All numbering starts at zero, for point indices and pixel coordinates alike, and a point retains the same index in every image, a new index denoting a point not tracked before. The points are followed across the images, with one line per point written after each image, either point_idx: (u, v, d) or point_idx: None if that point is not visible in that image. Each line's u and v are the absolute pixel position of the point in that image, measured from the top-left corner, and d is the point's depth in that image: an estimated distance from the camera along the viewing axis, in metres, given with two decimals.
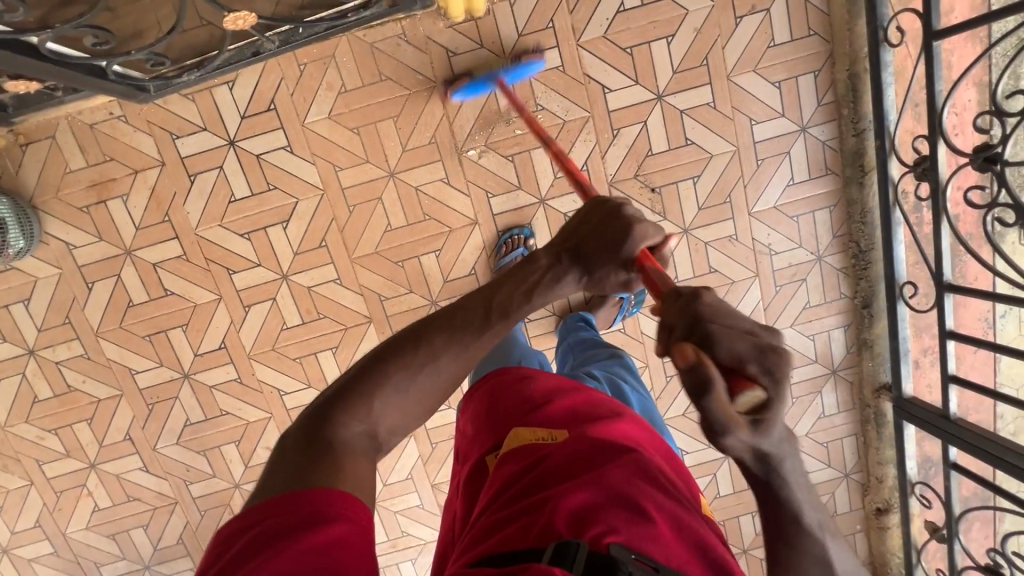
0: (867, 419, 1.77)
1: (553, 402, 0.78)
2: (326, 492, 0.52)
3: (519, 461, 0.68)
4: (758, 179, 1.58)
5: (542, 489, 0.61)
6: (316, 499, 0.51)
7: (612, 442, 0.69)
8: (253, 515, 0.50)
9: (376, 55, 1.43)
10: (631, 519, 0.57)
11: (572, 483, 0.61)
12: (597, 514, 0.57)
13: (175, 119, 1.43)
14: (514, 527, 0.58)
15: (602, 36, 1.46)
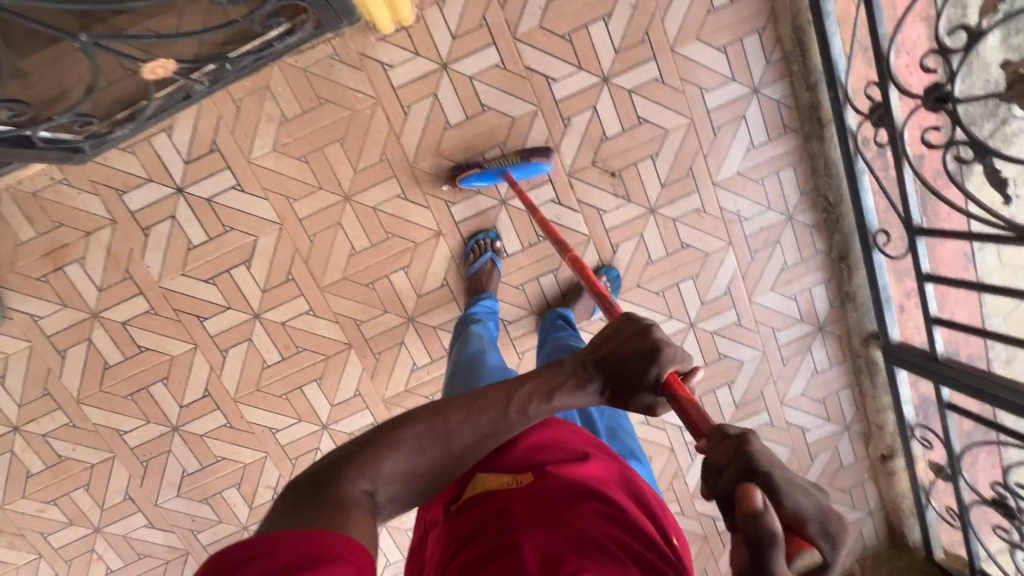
0: (859, 367, 1.77)
1: (516, 441, 0.80)
2: (330, 535, 0.53)
3: (486, 505, 0.70)
4: (717, 147, 1.56)
5: (510, 535, 0.64)
6: (314, 540, 0.51)
7: (577, 483, 0.72)
8: (251, 548, 0.49)
9: (311, 80, 1.40)
10: (596, 560, 0.60)
11: (539, 529, 0.64)
12: (563, 556, 0.60)
13: (118, 174, 1.40)
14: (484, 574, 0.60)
15: (537, 26, 1.43)
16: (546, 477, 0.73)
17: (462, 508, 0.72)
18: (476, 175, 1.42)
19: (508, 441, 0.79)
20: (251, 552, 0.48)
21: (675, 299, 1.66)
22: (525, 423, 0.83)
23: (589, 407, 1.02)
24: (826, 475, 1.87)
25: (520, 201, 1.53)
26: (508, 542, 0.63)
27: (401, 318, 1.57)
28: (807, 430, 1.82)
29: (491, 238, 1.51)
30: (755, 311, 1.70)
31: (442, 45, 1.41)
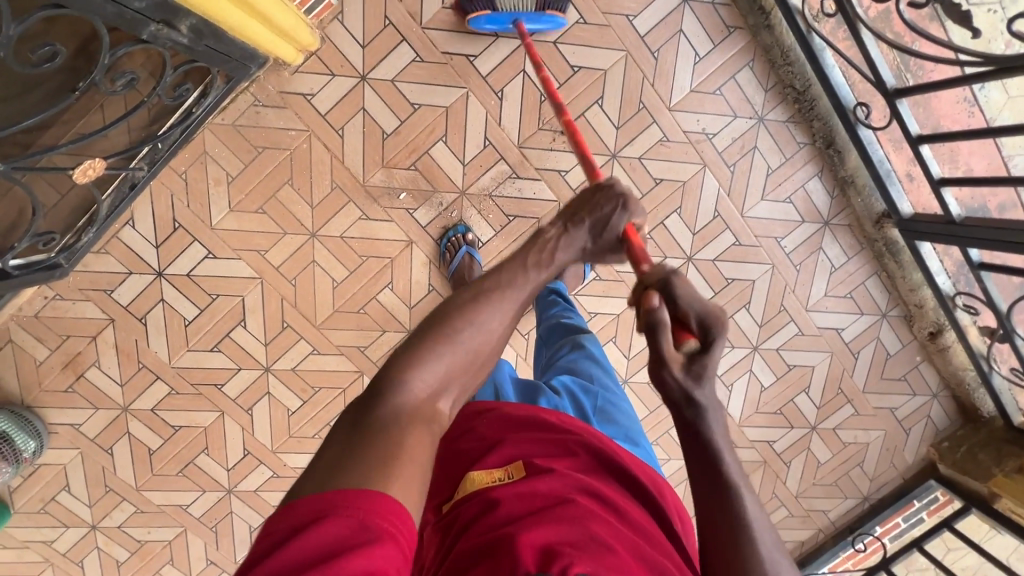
0: (881, 252, 1.64)
1: (503, 437, 0.80)
2: (359, 496, 0.48)
3: (477, 501, 0.69)
4: (662, 71, 1.47)
5: (504, 526, 0.63)
6: (358, 506, 0.47)
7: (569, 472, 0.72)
8: (299, 518, 0.46)
9: (244, 133, 1.41)
10: (591, 553, 0.59)
11: (533, 519, 0.64)
12: (562, 551, 0.59)
13: (102, 276, 1.46)
14: (477, 570, 0.58)
15: (442, 8, 1.39)
16: (538, 470, 0.73)
17: (453, 509, 0.71)
18: (488, 14, 1.30)
19: (500, 439, 0.80)
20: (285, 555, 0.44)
21: (665, 237, 1.59)
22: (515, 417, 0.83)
23: (578, 391, 1.00)
24: (875, 369, 1.78)
25: (478, 187, 1.50)
26: (500, 535, 0.61)
27: (400, 333, 1.58)
28: (841, 330, 1.73)
29: (461, 232, 1.49)
30: (752, 226, 1.61)
31: (355, 58, 1.39)
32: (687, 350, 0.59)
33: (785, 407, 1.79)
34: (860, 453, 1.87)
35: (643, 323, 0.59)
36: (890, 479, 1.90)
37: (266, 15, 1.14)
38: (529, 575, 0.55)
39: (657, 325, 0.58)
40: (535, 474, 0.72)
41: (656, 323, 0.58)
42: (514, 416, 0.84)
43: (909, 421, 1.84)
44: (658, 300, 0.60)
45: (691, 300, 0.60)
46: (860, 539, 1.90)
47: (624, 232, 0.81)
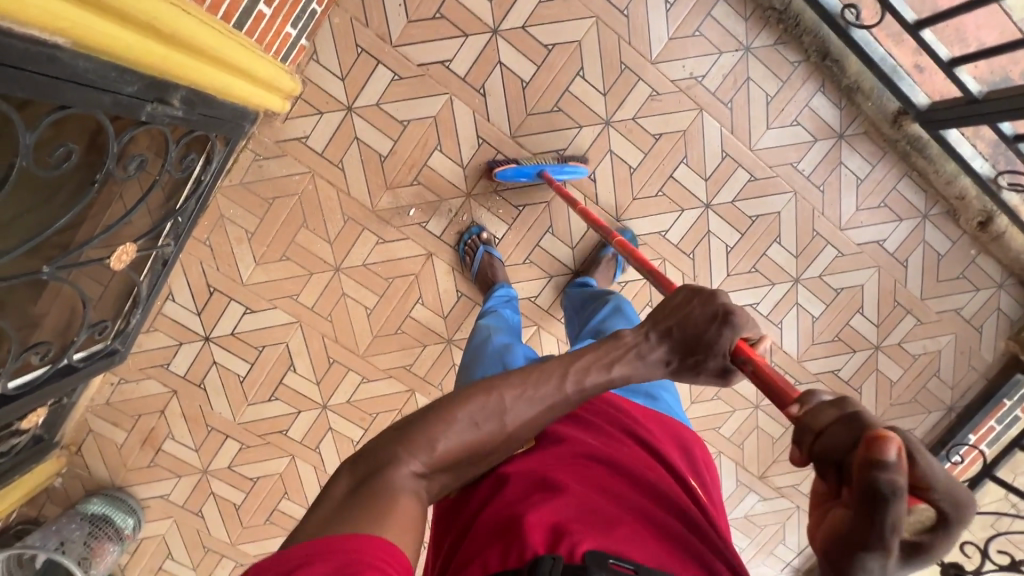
0: (906, 152, 1.57)
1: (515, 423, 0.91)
2: (361, 541, 0.57)
3: (492, 485, 0.79)
4: (636, 26, 1.45)
5: (516, 507, 0.73)
6: (353, 546, 0.55)
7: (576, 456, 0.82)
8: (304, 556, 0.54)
9: (253, 189, 1.46)
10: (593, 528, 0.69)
11: (539, 500, 0.73)
12: (567, 527, 0.68)
13: (157, 353, 1.55)
14: (493, 548, 0.68)
15: (407, 22, 1.40)
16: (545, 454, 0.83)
17: (471, 489, 0.81)
18: (513, 169, 1.42)
19: None
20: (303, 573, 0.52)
21: (678, 191, 1.57)
22: None
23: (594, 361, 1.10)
24: (929, 273, 1.70)
25: (482, 186, 1.52)
26: (512, 516, 0.71)
27: (441, 344, 1.61)
28: (883, 241, 1.66)
29: (476, 232, 1.51)
30: (764, 158, 1.56)
31: (337, 91, 1.42)
32: (915, 520, 0.45)
33: (842, 332, 1.73)
34: (933, 362, 1.79)
35: (863, 489, 0.43)
36: (972, 382, 1.81)
37: (252, 77, 1.21)
38: (539, 554, 0.64)
39: (890, 493, 0.42)
40: (544, 457, 0.82)
41: (890, 488, 0.42)
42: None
43: (978, 318, 1.75)
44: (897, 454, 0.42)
45: (931, 468, 0.44)
46: (955, 451, 1.79)
47: (736, 347, 0.76)
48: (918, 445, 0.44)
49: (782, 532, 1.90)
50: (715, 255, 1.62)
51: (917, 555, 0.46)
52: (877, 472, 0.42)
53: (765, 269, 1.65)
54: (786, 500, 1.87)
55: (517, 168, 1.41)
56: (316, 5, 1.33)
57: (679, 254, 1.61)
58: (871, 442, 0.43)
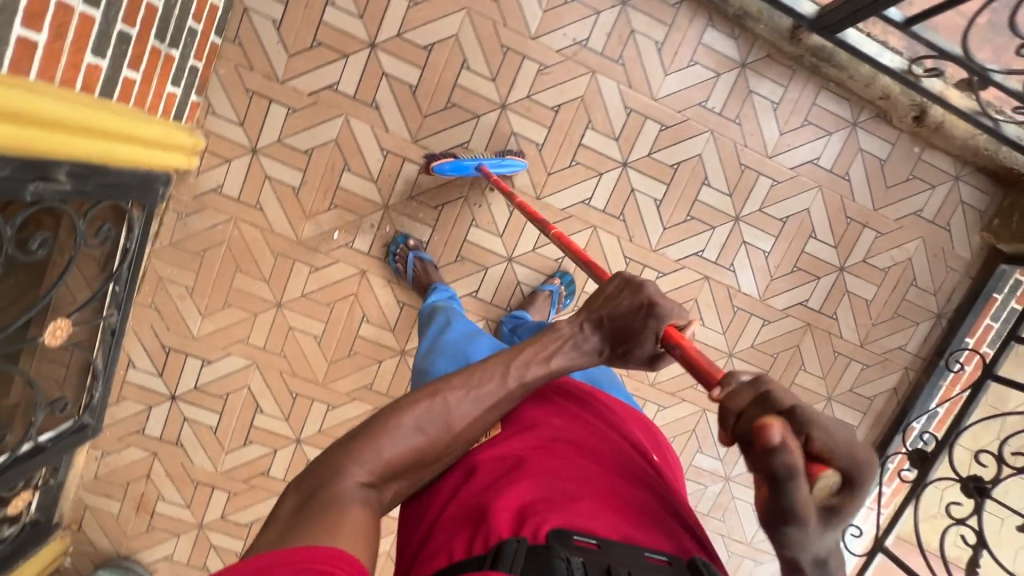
0: (815, 66, 1.53)
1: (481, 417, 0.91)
2: (313, 550, 0.53)
3: (452, 476, 0.78)
4: (508, 8, 1.46)
5: (478, 495, 0.72)
6: (303, 557, 0.52)
7: (540, 438, 0.82)
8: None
9: (184, 246, 1.53)
10: (555, 508, 0.69)
11: (504, 487, 0.72)
12: (533, 510, 0.68)
13: (131, 420, 1.61)
14: (458, 537, 0.67)
15: (289, 57, 1.45)
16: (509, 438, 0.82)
17: (436, 489, 0.80)
18: (449, 164, 1.40)
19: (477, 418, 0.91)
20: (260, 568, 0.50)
21: (591, 156, 1.55)
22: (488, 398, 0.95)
23: None
24: (875, 182, 1.63)
25: (397, 196, 1.54)
26: (474, 505, 0.70)
27: (396, 356, 1.63)
28: (817, 159, 1.60)
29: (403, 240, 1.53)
30: (670, 105, 1.54)
31: (239, 137, 1.48)
32: (824, 487, 0.46)
33: (801, 260, 1.66)
34: (907, 271, 1.70)
35: (765, 474, 0.44)
36: (956, 283, 1.71)
37: (152, 141, 1.28)
38: (502, 539, 0.64)
39: (788, 474, 0.43)
40: (509, 442, 0.81)
41: (787, 469, 0.43)
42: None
43: (943, 216, 1.66)
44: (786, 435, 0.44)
45: (833, 435, 0.45)
46: (955, 359, 1.69)
47: (666, 334, 0.77)
48: (817, 419, 0.46)
49: None
50: (647, 212, 1.60)
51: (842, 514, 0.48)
52: (772, 458, 0.43)
53: (700, 215, 1.61)
54: None
55: (454, 163, 1.40)
56: (196, 62, 1.36)
57: (608, 219, 1.59)
58: (759, 429, 0.44)
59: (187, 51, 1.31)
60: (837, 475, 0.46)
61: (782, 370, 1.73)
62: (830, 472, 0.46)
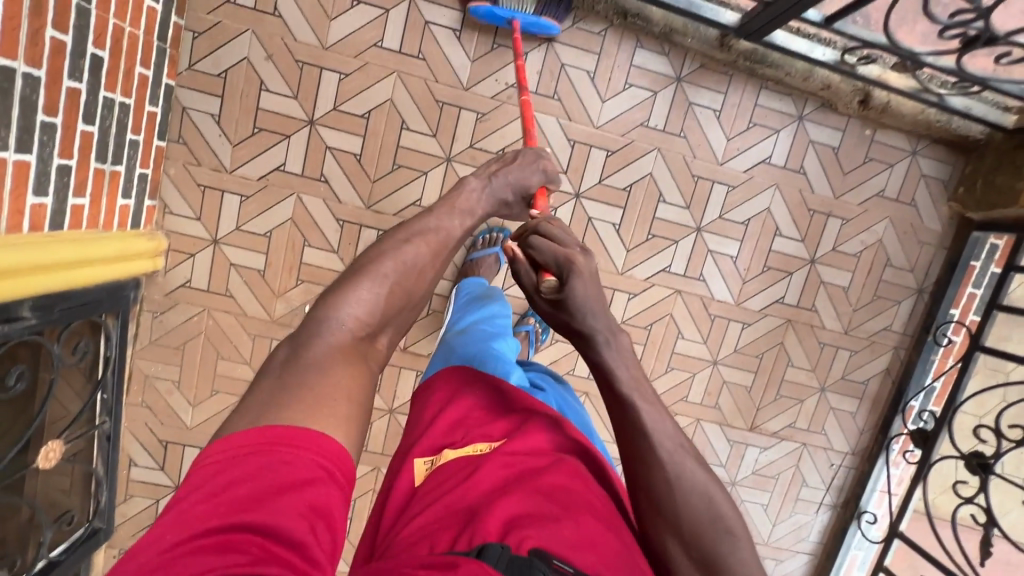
0: (750, 68, 1.52)
1: (491, 423, 0.95)
2: (318, 439, 0.57)
3: (454, 473, 0.83)
4: (437, 64, 1.48)
5: (474, 501, 0.77)
6: (307, 447, 0.56)
7: (544, 458, 0.86)
8: (246, 455, 0.54)
9: (164, 343, 1.57)
10: (539, 523, 0.73)
11: (501, 498, 0.77)
12: (521, 526, 0.72)
13: (141, 515, 1.65)
14: (444, 536, 0.73)
15: (233, 147, 1.48)
16: (512, 452, 0.86)
17: (433, 478, 0.85)
18: (485, 8, 1.36)
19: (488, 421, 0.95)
20: (280, 439, 0.55)
21: None
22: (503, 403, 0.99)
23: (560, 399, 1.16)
24: (831, 171, 1.62)
25: None
26: (469, 509, 0.76)
27: (385, 415, 1.66)
28: (769, 158, 1.59)
29: (504, 232, 1.54)
30: (613, 130, 1.55)
31: (198, 230, 1.52)
32: (547, 286, 0.75)
33: (769, 259, 1.65)
34: (879, 253, 1.68)
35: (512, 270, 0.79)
36: (931, 257, 1.69)
37: (118, 255, 1.33)
38: (486, 541, 0.69)
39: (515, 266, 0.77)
40: (511, 457, 0.85)
41: (515, 265, 0.77)
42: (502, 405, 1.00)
43: (906, 193, 1.65)
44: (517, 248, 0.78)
45: (541, 251, 0.75)
46: (943, 333, 1.68)
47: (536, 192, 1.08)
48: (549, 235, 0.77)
49: (799, 475, 1.80)
50: (607, 237, 1.60)
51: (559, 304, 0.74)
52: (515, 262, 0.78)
53: (661, 231, 1.61)
54: (789, 442, 1.78)
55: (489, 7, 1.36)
56: (143, 169, 1.39)
57: None
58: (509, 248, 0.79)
59: (131, 162, 1.34)
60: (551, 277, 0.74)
61: (769, 369, 1.72)
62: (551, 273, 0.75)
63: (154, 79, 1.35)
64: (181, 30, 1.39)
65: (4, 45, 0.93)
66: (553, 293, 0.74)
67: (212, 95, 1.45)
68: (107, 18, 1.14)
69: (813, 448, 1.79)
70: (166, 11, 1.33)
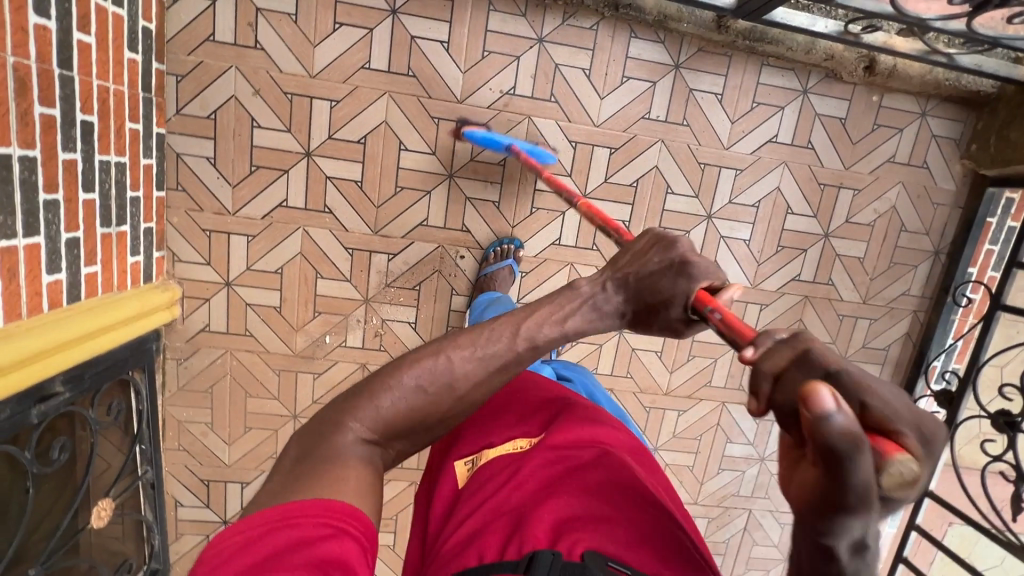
0: (749, 47, 1.48)
1: (529, 413, 0.83)
2: (322, 502, 0.53)
3: (494, 472, 0.71)
4: (428, 79, 1.44)
5: (519, 501, 0.67)
6: (315, 511, 0.52)
7: (590, 447, 0.75)
8: (252, 530, 0.50)
9: (192, 387, 1.58)
10: (594, 528, 0.62)
11: (548, 496, 0.66)
12: (574, 527, 0.62)
13: (194, 550, 1.71)
14: (490, 545, 0.61)
15: (233, 188, 1.46)
16: (557, 443, 0.75)
17: (471, 479, 0.73)
18: (481, 134, 1.40)
19: (525, 413, 0.83)
20: (296, 503, 0.53)
21: (549, 199, 1.54)
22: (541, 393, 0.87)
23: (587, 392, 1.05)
24: (840, 143, 1.58)
25: (374, 288, 1.56)
26: (514, 513, 0.65)
27: None
28: (776, 137, 1.56)
29: (513, 243, 1.53)
30: (614, 126, 1.51)
31: (210, 275, 1.51)
32: (897, 475, 0.36)
33: (783, 238, 1.64)
34: (893, 220, 1.66)
35: (815, 445, 0.36)
36: (947, 217, 1.67)
37: (141, 313, 1.34)
38: (536, 552, 0.58)
39: (850, 447, 0.35)
40: (558, 447, 0.73)
41: (849, 444, 0.35)
42: (537, 396, 0.87)
43: (917, 156, 1.61)
44: (835, 399, 0.36)
45: (875, 395, 0.40)
46: (962, 294, 1.66)
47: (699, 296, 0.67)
48: (862, 383, 0.41)
49: None
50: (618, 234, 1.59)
51: (895, 504, 0.38)
52: (819, 429, 0.36)
53: (672, 223, 1.59)
54: None
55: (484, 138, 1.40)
56: (147, 223, 1.38)
57: (582, 251, 1.59)
58: (804, 391, 0.37)
59: (135, 219, 1.33)
60: (911, 460, 0.37)
61: None
62: (904, 454, 0.37)
63: (145, 131, 1.33)
64: (163, 75, 1.36)
65: None
66: (904, 491, 0.37)
67: (204, 138, 1.42)
68: (90, 81, 1.12)
69: None
70: (146, 60, 1.30)
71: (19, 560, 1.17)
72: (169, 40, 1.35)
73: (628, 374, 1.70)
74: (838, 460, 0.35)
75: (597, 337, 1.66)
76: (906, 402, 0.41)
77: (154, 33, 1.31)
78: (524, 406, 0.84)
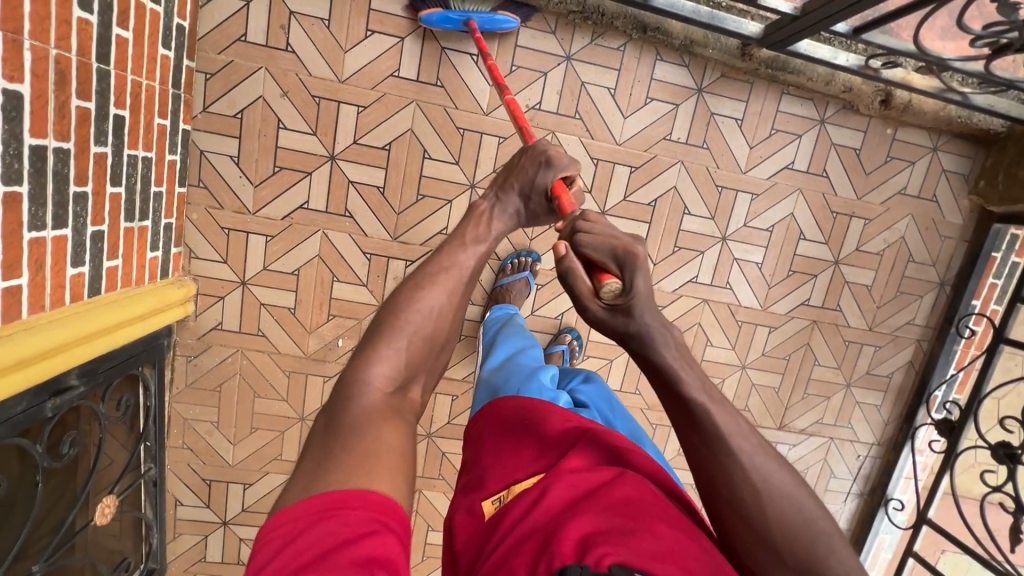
0: (770, 76, 1.52)
1: (549, 440, 0.82)
2: (369, 494, 0.54)
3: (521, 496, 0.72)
4: (456, 89, 1.45)
5: (545, 522, 0.66)
6: (363, 503, 0.53)
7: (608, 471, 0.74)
8: (305, 514, 0.51)
9: (200, 385, 1.57)
10: (620, 541, 0.62)
11: (572, 513, 0.66)
12: (599, 541, 0.62)
13: (191, 550, 1.69)
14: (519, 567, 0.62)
15: (255, 188, 1.46)
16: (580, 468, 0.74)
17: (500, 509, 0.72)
18: (438, 14, 1.31)
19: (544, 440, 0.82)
20: (335, 502, 0.52)
21: None
22: (560, 419, 0.86)
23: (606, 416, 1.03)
24: (854, 172, 1.62)
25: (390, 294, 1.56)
26: (543, 532, 0.65)
27: (422, 439, 1.68)
28: (792, 163, 1.59)
29: (530, 255, 1.55)
30: (636, 145, 1.53)
31: (226, 273, 1.50)
32: (607, 290, 0.63)
33: (794, 262, 1.67)
34: (902, 250, 1.69)
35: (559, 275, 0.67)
36: (953, 250, 1.71)
37: (155, 309, 1.33)
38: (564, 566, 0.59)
39: (570, 272, 0.65)
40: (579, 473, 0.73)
41: (569, 269, 0.65)
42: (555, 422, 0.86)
43: (927, 189, 1.65)
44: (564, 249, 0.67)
45: (597, 250, 0.64)
46: (965, 325, 1.70)
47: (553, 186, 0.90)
48: (589, 242, 0.64)
49: (828, 467, 1.84)
50: None
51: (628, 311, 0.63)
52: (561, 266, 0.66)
53: (687, 243, 1.62)
54: (817, 437, 1.81)
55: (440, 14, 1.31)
56: (168, 219, 1.38)
57: None
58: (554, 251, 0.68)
59: (157, 214, 1.33)
60: (617, 279, 0.63)
61: (796, 368, 1.75)
62: (611, 278, 0.63)
63: (172, 127, 1.32)
64: (193, 72, 1.36)
65: (34, 126, 0.92)
66: (622, 299, 0.62)
67: (229, 136, 1.42)
68: (125, 77, 1.12)
69: (840, 442, 1.83)
70: (178, 57, 1.30)
71: (22, 557, 1.15)
72: (200, 38, 1.35)
73: (636, 390, 1.71)
74: (569, 278, 0.66)
75: (608, 352, 1.67)
76: (620, 240, 0.63)
77: (187, 30, 1.32)
78: (542, 432, 0.83)
